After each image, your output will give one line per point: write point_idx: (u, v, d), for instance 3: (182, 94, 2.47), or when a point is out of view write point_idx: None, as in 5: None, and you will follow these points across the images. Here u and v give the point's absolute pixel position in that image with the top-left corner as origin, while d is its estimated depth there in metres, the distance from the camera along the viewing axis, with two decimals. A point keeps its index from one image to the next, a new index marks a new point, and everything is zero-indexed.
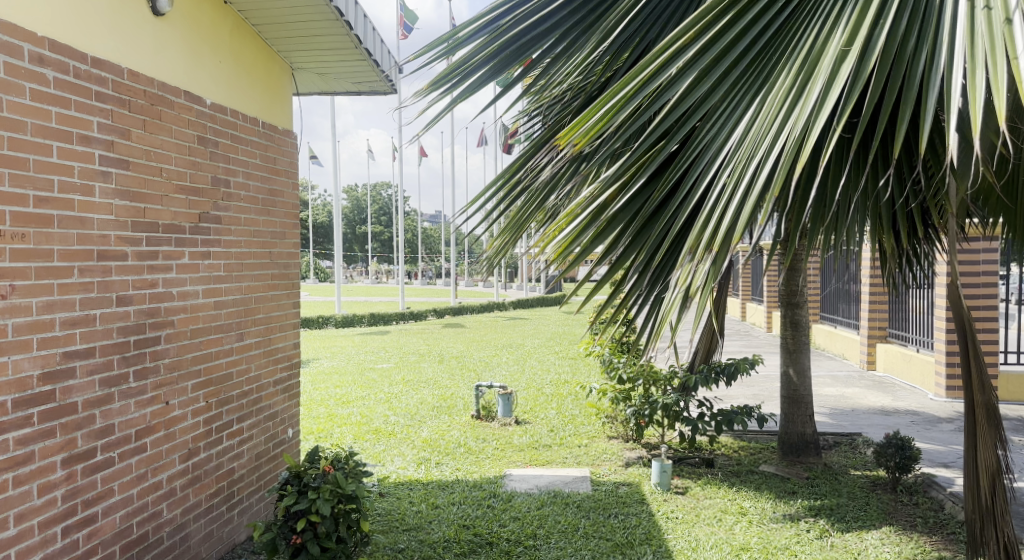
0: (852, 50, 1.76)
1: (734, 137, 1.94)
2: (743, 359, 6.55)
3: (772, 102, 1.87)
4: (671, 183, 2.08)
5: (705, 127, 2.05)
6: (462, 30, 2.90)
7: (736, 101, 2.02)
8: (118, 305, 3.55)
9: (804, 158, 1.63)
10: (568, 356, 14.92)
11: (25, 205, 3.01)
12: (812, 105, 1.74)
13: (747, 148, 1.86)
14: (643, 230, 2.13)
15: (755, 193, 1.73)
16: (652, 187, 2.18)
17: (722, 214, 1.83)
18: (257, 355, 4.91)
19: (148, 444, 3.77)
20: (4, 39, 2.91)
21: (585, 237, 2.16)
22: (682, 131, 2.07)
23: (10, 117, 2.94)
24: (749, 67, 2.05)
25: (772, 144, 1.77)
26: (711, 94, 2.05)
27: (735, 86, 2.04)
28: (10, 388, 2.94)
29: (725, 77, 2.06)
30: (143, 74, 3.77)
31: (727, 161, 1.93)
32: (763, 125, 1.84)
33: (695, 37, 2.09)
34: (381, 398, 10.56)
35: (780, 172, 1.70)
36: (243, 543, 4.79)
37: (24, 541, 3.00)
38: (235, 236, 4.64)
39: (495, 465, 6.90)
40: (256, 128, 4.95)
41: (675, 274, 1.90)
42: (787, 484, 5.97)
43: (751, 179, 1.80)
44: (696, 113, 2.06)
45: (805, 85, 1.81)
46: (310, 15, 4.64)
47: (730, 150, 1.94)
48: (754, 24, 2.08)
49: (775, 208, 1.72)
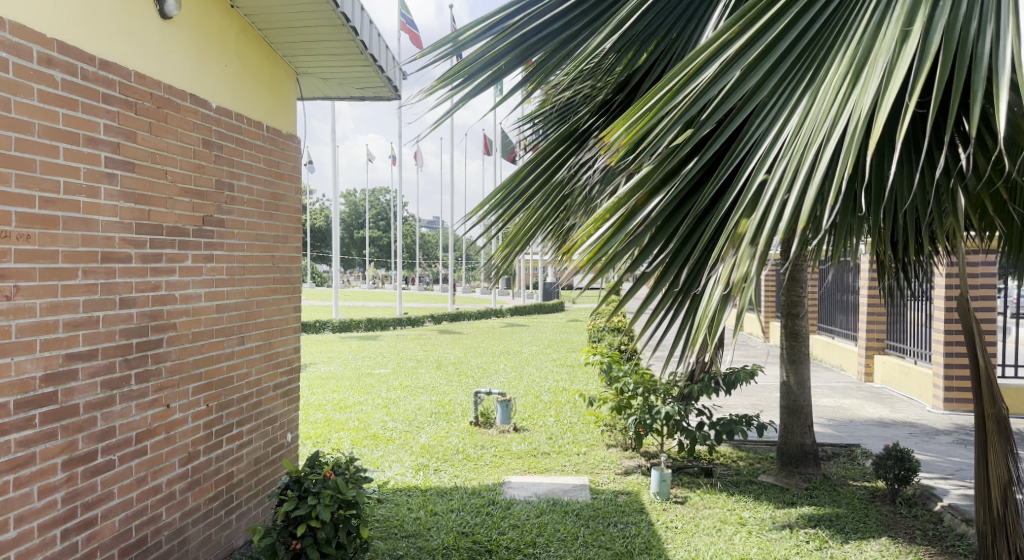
0: (913, 30, 1.77)
1: (789, 127, 1.93)
2: (742, 368, 6.54)
3: (827, 89, 1.88)
4: (719, 180, 2.07)
5: (753, 120, 2.05)
6: (470, 28, 2.78)
7: (786, 94, 2.02)
8: (120, 307, 3.55)
9: (876, 136, 1.63)
10: (566, 364, 14.91)
11: (30, 206, 3.01)
12: (875, 85, 1.75)
13: (802, 137, 1.85)
14: (680, 231, 2.11)
15: (819, 175, 1.72)
16: (691, 189, 2.16)
17: (779, 199, 1.81)
18: (257, 359, 4.89)
19: (148, 448, 3.77)
20: (14, 41, 2.92)
21: (620, 245, 2.12)
22: (729, 125, 2.06)
23: (18, 118, 2.94)
24: (800, 60, 2.05)
25: (835, 125, 1.78)
26: (759, 87, 2.05)
27: (785, 79, 2.04)
28: (12, 389, 2.93)
29: (773, 71, 2.05)
30: (150, 77, 3.79)
31: (781, 150, 1.92)
32: (821, 110, 1.85)
33: (741, 31, 2.11)
34: (379, 404, 10.54)
35: (849, 152, 1.70)
36: (242, 547, 4.78)
37: (24, 543, 2.99)
38: (238, 240, 4.65)
39: (493, 472, 6.88)
40: (260, 132, 4.96)
41: (728, 264, 1.89)
42: (786, 495, 5.96)
43: (811, 164, 1.80)
44: (745, 105, 2.06)
45: (862, 69, 1.82)
46: (313, 21, 4.67)
47: (785, 140, 1.93)
48: (802, 17, 2.08)
49: (839, 192, 1.71)
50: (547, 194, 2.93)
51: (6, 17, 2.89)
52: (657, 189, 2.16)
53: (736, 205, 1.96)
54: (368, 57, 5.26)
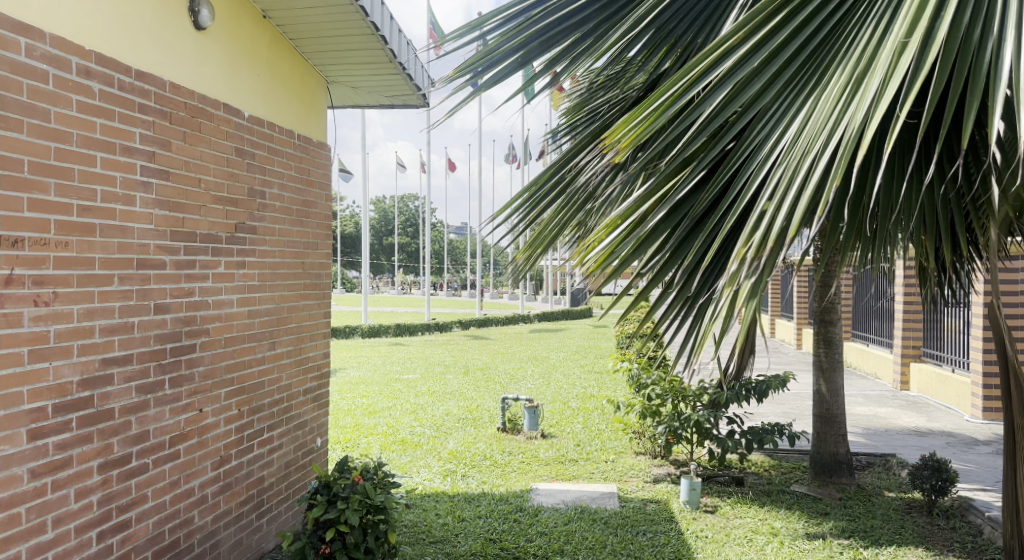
0: (912, 41, 1.71)
1: (788, 135, 1.90)
2: (774, 376, 6.44)
3: (827, 99, 1.84)
4: (718, 182, 2.05)
5: (755, 127, 2.02)
6: (495, 16, 2.81)
7: (789, 101, 1.99)
8: (155, 312, 3.62)
9: (863, 150, 1.61)
10: (594, 370, 14.85)
11: (68, 214, 3.07)
12: (870, 97, 1.71)
13: (798, 149, 1.83)
14: (685, 237, 2.09)
15: (809, 189, 1.71)
16: (700, 192, 2.14)
17: (773, 208, 1.80)
18: (287, 364, 4.95)
19: (181, 451, 3.82)
20: (54, 53, 3.00)
21: (627, 246, 2.11)
22: (731, 131, 2.03)
23: (57, 128, 3.01)
24: (805, 66, 2.00)
25: (829, 138, 1.75)
26: (763, 93, 2.01)
27: (788, 85, 2.00)
28: (50, 393, 2.99)
29: (777, 79, 2.01)
30: (184, 87, 3.85)
31: (779, 158, 1.90)
32: (818, 121, 1.82)
33: (746, 37, 2.07)
34: (407, 409, 10.60)
35: (838, 164, 1.68)
36: (272, 551, 4.82)
37: (61, 544, 3.05)
38: (269, 246, 4.71)
39: (520, 479, 6.87)
40: (292, 140, 5.02)
41: (726, 273, 1.86)
42: (819, 505, 5.87)
43: (804, 176, 1.78)
44: (747, 112, 2.03)
45: (862, 79, 1.78)
46: (344, 30, 4.73)
47: (782, 149, 1.91)
48: (807, 23, 2.03)
49: (829, 205, 1.70)
50: (569, 198, 2.87)
51: (46, 29, 2.97)
52: (664, 192, 2.14)
53: (734, 212, 1.94)
54: (398, 65, 5.31)
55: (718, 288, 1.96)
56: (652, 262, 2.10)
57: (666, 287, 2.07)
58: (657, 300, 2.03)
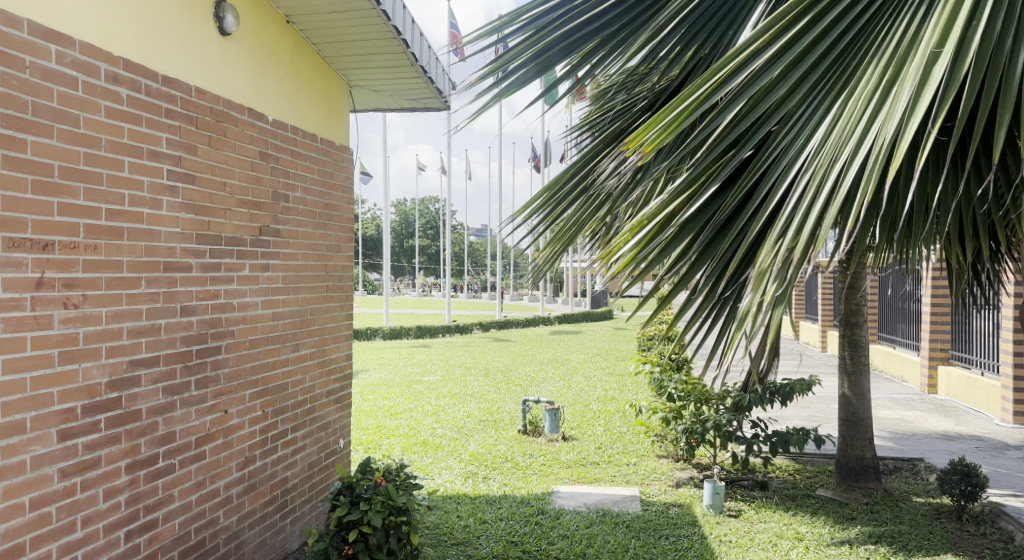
0: (944, 49, 1.69)
1: (814, 141, 1.88)
2: (799, 379, 6.37)
3: (855, 105, 1.82)
4: (744, 187, 2.04)
5: (782, 132, 2.00)
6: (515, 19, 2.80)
7: (815, 105, 1.97)
8: (181, 314, 3.66)
9: (895, 161, 1.59)
10: (616, 373, 14.79)
11: (97, 218, 3.12)
12: (901, 106, 1.69)
13: (826, 156, 1.82)
14: (709, 241, 2.07)
15: (838, 198, 1.69)
16: (724, 196, 2.12)
17: (801, 217, 1.79)
18: (311, 365, 4.98)
19: (207, 452, 3.86)
20: (83, 60, 3.05)
21: (652, 249, 2.09)
22: (757, 135, 2.02)
23: (86, 133, 3.06)
24: (832, 70, 1.98)
25: (858, 146, 1.73)
26: (788, 98, 2.00)
27: (814, 90, 1.98)
28: (80, 395, 3.04)
29: (802, 84, 2.00)
30: (210, 92, 3.90)
31: (806, 165, 1.88)
32: (846, 127, 1.80)
33: (771, 41, 2.04)
34: (428, 410, 10.62)
35: (868, 173, 1.66)
36: (296, 551, 4.85)
37: (90, 544, 3.09)
38: (293, 249, 4.75)
39: (541, 481, 6.86)
40: (315, 144, 5.06)
41: (752, 282, 1.84)
42: (845, 510, 5.80)
43: (832, 184, 1.76)
44: (773, 116, 2.01)
45: (892, 85, 1.76)
46: (367, 34, 4.77)
47: (809, 154, 1.89)
48: (834, 27, 2.01)
49: (859, 216, 1.68)
50: (591, 200, 2.85)
51: (76, 37, 3.02)
52: (688, 196, 2.12)
53: (760, 217, 1.93)
54: (419, 69, 5.33)
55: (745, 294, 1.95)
56: (676, 268, 2.09)
57: (691, 293, 2.05)
58: (683, 304, 2.01)
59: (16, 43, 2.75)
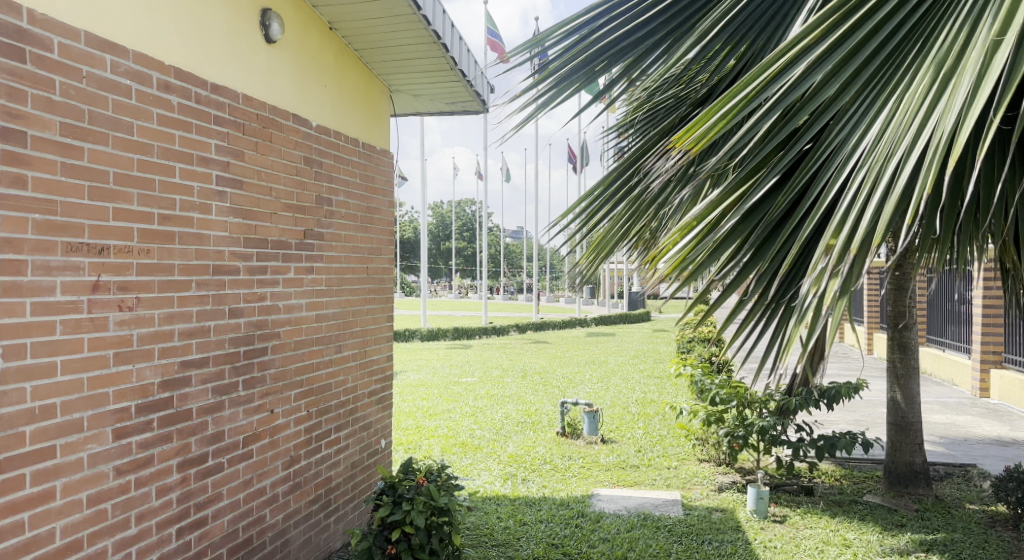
0: (1004, 39, 1.65)
1: (868, 137, 1.86)
2: (846, 383, 6.25)
3: (911, 98, 1.79)
4: (796, 186, 2.01)
5: (835, 128, 1.98)
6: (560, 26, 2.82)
7: (869, 100, 1.94)
8: (230, 316, 3.74)
9: (955, 153, 1.56)
10: (655, 375, 14.68)
11: (149, 222, 3.20)
12: (960, 97, 1.66)
13: (881, 151, 1.79)
14: (761, 240, 2.05)
15: (896, 193, 1.66)
16: (775, 195, 2.10)
17: (858, 213, 1.76)
18: (353, 367, 5.05)
19: (254, 451, 3.94)
20: (136, 69, 3.14)
21: (702, 251, 2.07)
22: (810, 132, 2.00)
23: (139, 140, 3.14)
24: (886, 64, 1.95)
25: (915, 140, 1.70)
26: (841, 94, 1.97)
27: (867, 85, 1.95)
28: (134, 394, 3.12)
29: (855, 79, 1.97)
30: (256, 99, 3.98)
31: (861, 160, 1.86)
32: (902, 121, 1.77)
33: (821, 37, 2.01)
34: (467, 412, 10.68)
35: (927, 167, 1.63)
36: (339, 550, 4.92)
37: (143, 540, 3.17)
38: (336, 252, 4.82)
39: (581, 484, 6.85)
40: (356, 148, 5.12)
41: (807, 282, 1.82)
42: (894, 516, 5.67)
43: (889, 180, 1.73)
44: (826, 112, 1.99)
45: (950, 77, 1.73)
46: (407, 39, 4.82)
47: (864, 150, 1.86)
48: (888, 20, 1.97)
49: (918, 212, 1.65)
50: (637, 201, 2.84)
51: (129, 47, 3.11)
52: (738, 196, 2.10)
53: (814, 214, 1.90)
54: (458, 72, 5.37)
55: (798, 296, 1.93)
56: (728, 270, 2.07)
57: (743, 296, 2.03)
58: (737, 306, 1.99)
59: (74, 54, 2.83)
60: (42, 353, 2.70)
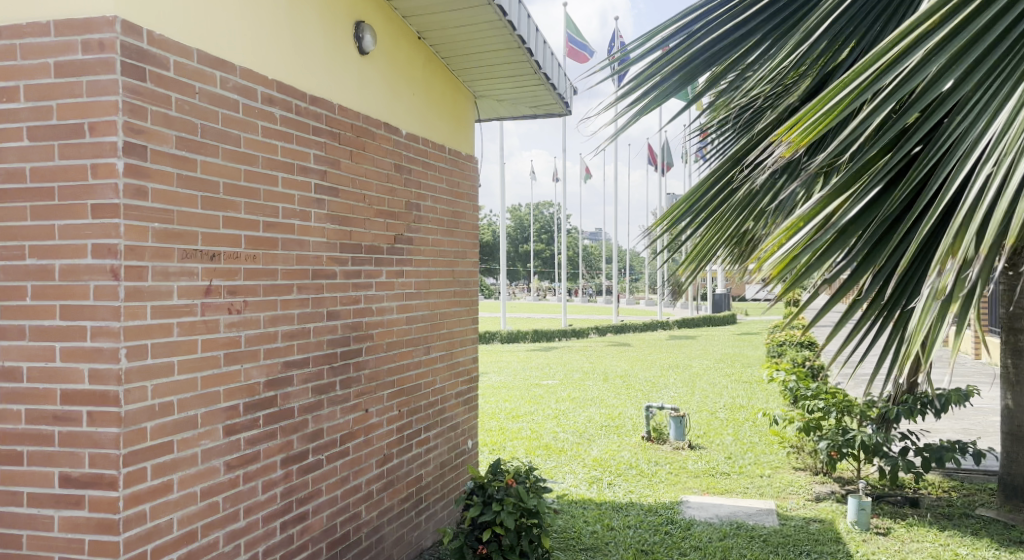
0: None
1: (996, 127, 1.76)
2: (956, 389, 5.92)
3: None
4: (913, 183, 1.92)
5: (954, 123, 1.90)
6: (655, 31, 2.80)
7: (993, 91, 1.85)
8: (327, 319, 3.88)
9: None
10: (742, 380, 14.31)
11: (255, 230, 3.36)
12: None
13: (1012, 141, 1.69)
14: (876, 241, 1.97)
15: None
16: (889, 194, 2.01)
17: (989, 205, 1.66)
18: (441, 368, 5.14)
19: (350, 449, 4.07)
20: (243, 84, 3.30)
21: (808, 253, 1.97)
22: (928, 126, 1.90)
23: (246, 151, 3.30)
24: (1011, 54, 1.85)
25: None
26: (962, 87, 1.88)
27: (989, 76, 1.86)
28: (242, 393, 3.28)
29: (976, 70, 1.87)
30: (350, 109, 4.11)
31: (988, 152, 1.76)
32: None
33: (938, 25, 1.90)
34: (550, 414, 10.67)
35: None
36: (430, 548, 5.01)
37: (251, 532, 3.33)
38: (424, 256, 4.92)
39: (669, 490, 6.74)
40: (444, 154, 5.22)
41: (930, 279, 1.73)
42: (1011, 532, 5.34)
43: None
44: (943, 106, 1.90)
45: None
46: (495, 45, 4.88)
47: (991, 141, 1.77)
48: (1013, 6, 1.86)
49: None
50: (734, 203, 2.76)
51: (237, 64, 3.27)
52: (848, 195, 2.01)
53: (936, 210, 1.81)
54: (542, 76, 5.40)
55: (921, 295, 1.87)
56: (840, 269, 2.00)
57: (857, 299, 1.96)
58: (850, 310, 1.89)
59: (188, 72, 3.00)
60: (160, 353, 2.86)
